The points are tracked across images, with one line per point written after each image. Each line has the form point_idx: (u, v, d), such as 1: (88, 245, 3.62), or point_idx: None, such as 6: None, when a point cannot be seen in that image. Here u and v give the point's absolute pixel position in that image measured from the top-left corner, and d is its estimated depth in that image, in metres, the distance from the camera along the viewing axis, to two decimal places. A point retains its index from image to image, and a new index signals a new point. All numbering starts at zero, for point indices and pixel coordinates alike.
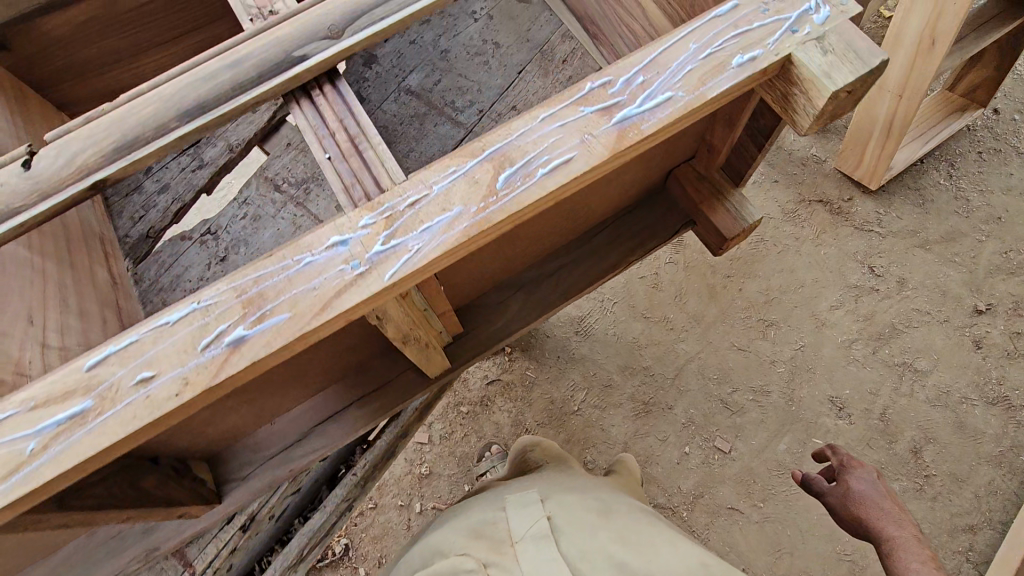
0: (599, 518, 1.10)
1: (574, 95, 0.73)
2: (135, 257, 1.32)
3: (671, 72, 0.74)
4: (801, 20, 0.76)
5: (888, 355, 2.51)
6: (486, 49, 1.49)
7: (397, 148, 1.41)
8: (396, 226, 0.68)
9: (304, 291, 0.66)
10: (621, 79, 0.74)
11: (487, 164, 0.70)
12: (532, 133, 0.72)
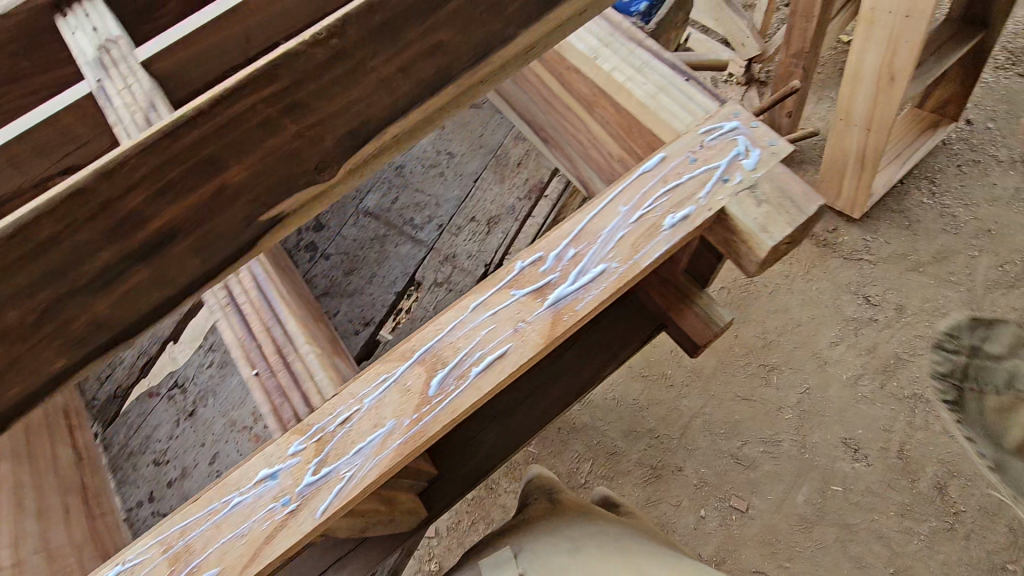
0: (570, 559, 0.94)
1: (506, 276, 0.70)
2: (104, 421, 1.30)
3: (604, 239, 0.70)
4: (731, 168, 0.73)
5: (898, 388, 2.43)
6: (440, 160, 1.49)
7: (359, 274, 1.38)
8: (326, 451, 0.65)
9: (232, 540, 0.63)
10: (553, 253, 0.71)
11: (417, 367, 0.67)
12: (463, 325, 0.68)
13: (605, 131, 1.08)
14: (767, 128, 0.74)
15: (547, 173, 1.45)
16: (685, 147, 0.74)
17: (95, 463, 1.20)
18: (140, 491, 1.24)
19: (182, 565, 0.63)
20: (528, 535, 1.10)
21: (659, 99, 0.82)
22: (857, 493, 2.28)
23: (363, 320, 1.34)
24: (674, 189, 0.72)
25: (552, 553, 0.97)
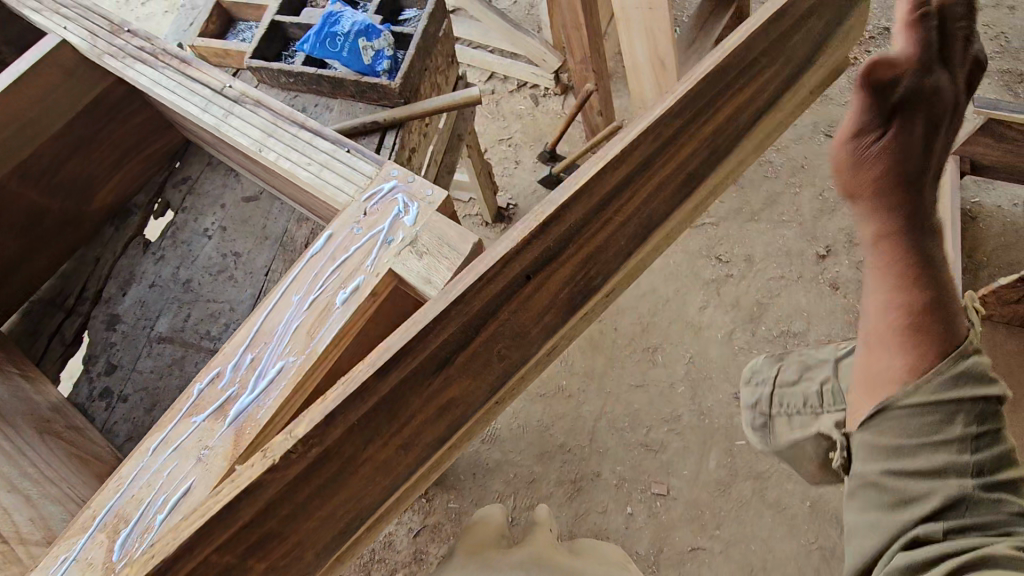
0: None
1: (186, 406, 0.81)
2: None
3: (278, 337, 0.83)
4: (393, 228, 0.87)
5: (767, 331, 2.58)
6: (228, 263, 1.46)
7: (163, 405, 1.31)
8: None
9: None
10: (230, 366, 0.82)
11: (98, 537, 0.74)
12: (140, 475, 0.77)
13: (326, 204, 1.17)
14: (420, 183, 0.90)
15: None
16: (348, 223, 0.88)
17: None
18: None
19: None
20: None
21: (323, 175, 0.92)
22: None
23: None
24: (346, 260, 0.86)
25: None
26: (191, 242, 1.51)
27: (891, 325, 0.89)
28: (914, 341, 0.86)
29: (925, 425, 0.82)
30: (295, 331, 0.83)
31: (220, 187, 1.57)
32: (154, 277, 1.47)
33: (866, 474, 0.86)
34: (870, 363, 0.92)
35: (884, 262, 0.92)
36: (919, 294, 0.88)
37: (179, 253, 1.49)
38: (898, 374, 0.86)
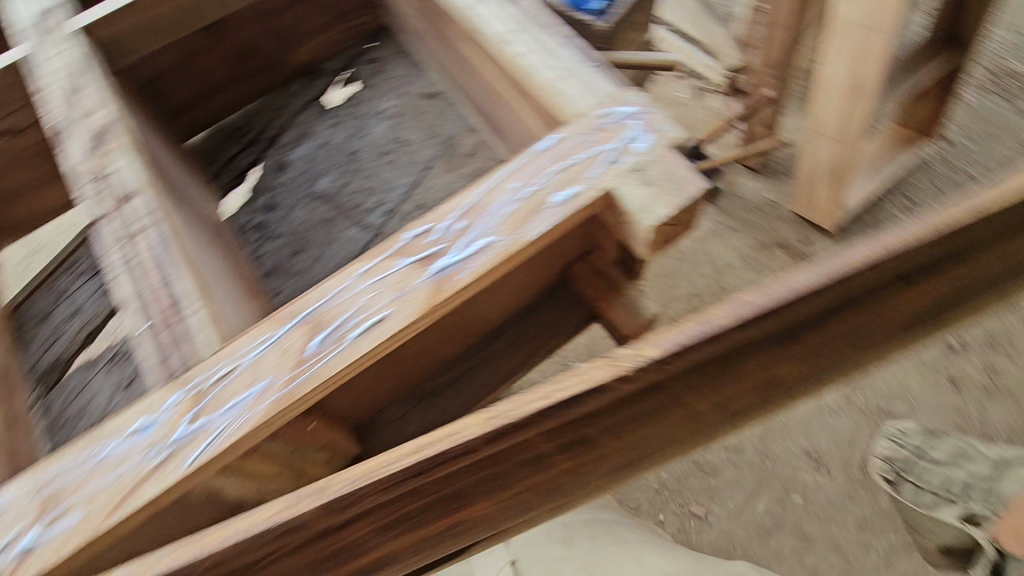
0: None
1: (391, 248, 0.72)
2: (44, 386, 1.31)
3: (490, 215, 0.72)
4: (622, 150, 0.74)
5: (863, 401, 2.41)
6: (393, 148, 1.51)
7: (305, 255, 1.40)
8: (204, 404, 0.66)
9: (101, 486, 0.64)
10: (439, 226, 0.72)
11: (298, 330, 0.69)
12: (345, 292, 0.70)
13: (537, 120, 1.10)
14: (661, 115, 0.76)
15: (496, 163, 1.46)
16: (579, 130, 0.76)
17: (28, 427, 1.23)
18: None
19: (53, 505, 0.63)
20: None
21: (562, 82, 0.83)
22: (816, 504, 2.28)
23: None
24: (567, 164, 0.74)
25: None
26: (365, 118, 1.56)
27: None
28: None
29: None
30: (504, 216, 0.72)
31: (405, 75, 1.60)
32: (326, 139, 1.55)
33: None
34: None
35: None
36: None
37: (353, 125, 1.55)
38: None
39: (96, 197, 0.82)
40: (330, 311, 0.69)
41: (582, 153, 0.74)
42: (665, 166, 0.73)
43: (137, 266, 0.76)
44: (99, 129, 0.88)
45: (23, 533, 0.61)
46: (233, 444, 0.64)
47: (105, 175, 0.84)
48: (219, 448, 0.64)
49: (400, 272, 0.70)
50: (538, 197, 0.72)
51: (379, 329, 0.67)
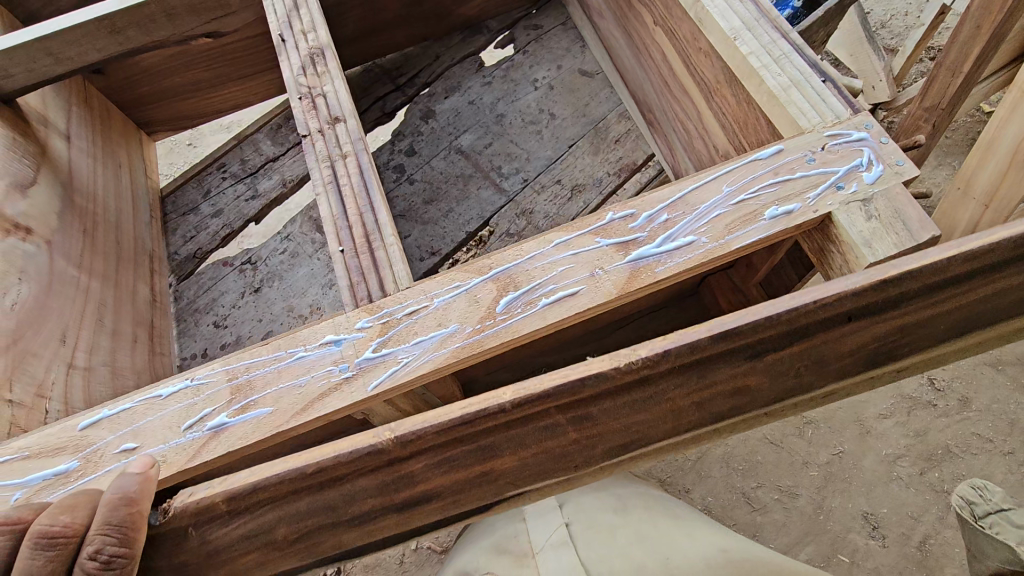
0: (613, 515, 1.22)
1: (594, 224, 0.75)
2: (180, 275, 1.40)
3: (697, 214, 0.75)
4: (849, 176, 0.74)
5: (937, 480, 2.27)
6: (541, 118, 1.50)
7: (438, 206, 1.42)
8: (390, 334, 0.70)
9: (288, 388, 0.71)
10: (644, 214, 0.75)
11: (490, 285, 0.72)
12: (542, 258, 0.73)
13: (718, 121, 1.06)
14: (896, 147, 0.75)
15: (642, 156, 1.44)
16: (803, 146, 0.77)
17: (165, 309, 1.32)
18: (195, 345, 1.32)
19: (242, 396, 0.72)
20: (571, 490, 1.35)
21: (789, 91, 0.81)
22: (863, 571, 2.14)
23: (430, 250, 1.38)
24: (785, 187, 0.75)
25: (603, 522, 1.20)
26: (518, 83, 1.56)
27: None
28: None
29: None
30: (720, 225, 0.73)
31: (564, 49, 1.58)
32: (476, 97, 1.55)
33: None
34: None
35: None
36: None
37: (505, 88, 1.55)
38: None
39: (307, 112, 0.84)
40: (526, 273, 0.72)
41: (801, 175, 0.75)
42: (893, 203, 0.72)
43: (339, 188, 0.79)
44: (315, 49, 0.90)
45: (220, 413, 0.72)
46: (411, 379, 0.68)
47: (319, 94, 0.86)
48: (399, 376, 0.69)
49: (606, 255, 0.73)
50: (752, 213, 0.74)
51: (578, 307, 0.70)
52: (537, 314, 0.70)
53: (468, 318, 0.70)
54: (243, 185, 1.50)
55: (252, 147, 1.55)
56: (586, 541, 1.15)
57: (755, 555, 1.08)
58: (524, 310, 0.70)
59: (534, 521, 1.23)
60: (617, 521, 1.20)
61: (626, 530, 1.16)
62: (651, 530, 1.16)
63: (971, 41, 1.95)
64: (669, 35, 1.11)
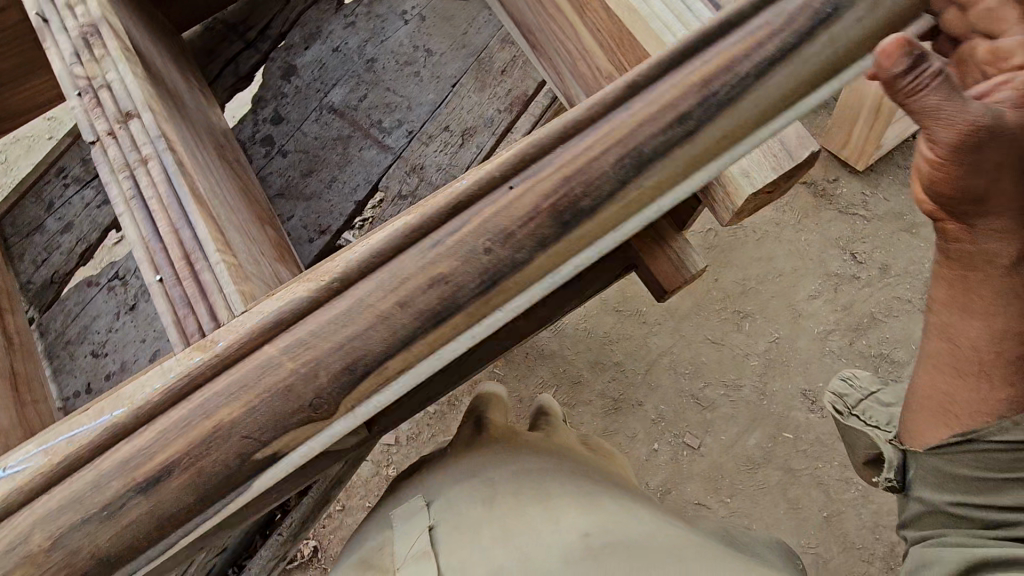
0: (484, 508, 0.86)
1: (480, 175, 0.61)
2: (40, 305, 1.24)
3: (610, 134, 0.61)
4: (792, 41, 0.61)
5: (865, 346, 2.41)
6: (417, 57, 1.34)
7: (319, 176, 1.27)
8: (233, 372, 0.57)
9: (103, 471, 0.56)
10: (543, 147, 0.61)
11: (353, 280, 0.59)
12: (415, 233, 0.60)
13: (596, 39, 0.99)
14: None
15: (533, 84, 1.31)
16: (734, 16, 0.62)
17: (28, 350, 1.16)
18: (78, 381, 1.19)
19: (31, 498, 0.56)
20: (444, 477, 0.98)
21: (650, 5, 0.79)
22: (806, 441, 2.33)
23: (319, 227, 1.24)
24: (666, 96, 0.60)
25: (470, 517, 0.85)
26: (385, 19, 1.37)
27: (1000, 354, 0.90)
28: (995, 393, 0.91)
29: (1004, 462, 0.92)
30: (588, 163, 0.60)
31: None
32: (340, 43, 1.36)
33: (932, 501, 0.99)
34: (956, 358, 0.94)
35: (1009, 296, 0.87)
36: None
37: (371, 27, 1.37)
38: (1003, 404, 0.91)
39: (90, 111, 0.68)
40: (358, 263, 0.59)
41: (686, 80, 0.60)
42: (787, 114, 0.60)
43: (147, 205, 0.64)
44: (88, 26, 0.72)
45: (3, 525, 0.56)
46: (234, 425, 0.56)
47: (101, 85, 0.70)
48: (220, 424, 0.56)
49: (454, 220, 0.60)
50: (627, 140, 0.60)
51: (429, 300, 0.58)
52: (372, 315, 0.58)
53: (295, 333, 0.58)
54: (91, 190, 1.31)
55: (93, 142, 1.34)
56: (453, 544, 0.81)
57: (632, 522, 0.85)
58: (353, 308, 0.58)
59: (395, 533, 0.86)
60: (480, 511, 0.86)
61: (497, 525, 0.83)
62: (525, 520, 0.83)
63: None
64: None
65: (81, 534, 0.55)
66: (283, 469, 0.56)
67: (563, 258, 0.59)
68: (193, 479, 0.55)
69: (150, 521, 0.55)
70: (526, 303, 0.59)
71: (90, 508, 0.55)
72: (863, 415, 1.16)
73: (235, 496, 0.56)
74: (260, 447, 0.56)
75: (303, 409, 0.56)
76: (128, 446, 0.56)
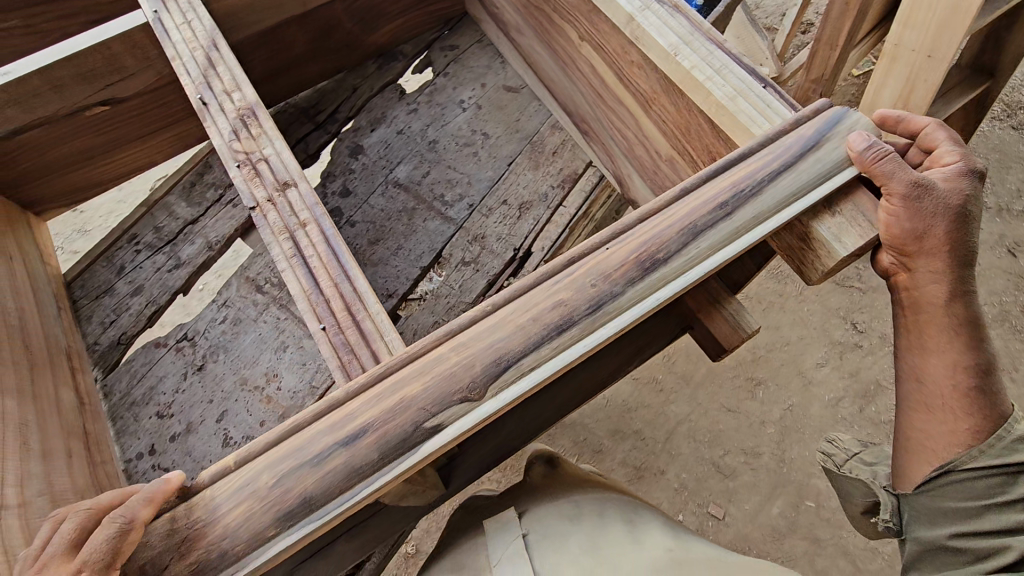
0: (570, 523, 0.98)
1: (601, 242, 0.68)
2: (105, 367, 1.26)
3: (707, 210, 0.68)
4: (837, 136, 0.73)
5: (876, 413, 2.47)
6: (475, 140, 1.48)
7: (384, 245, 1.36)
8: (407, 382, 0.60)
9: (295, 470, 0.57)
10: (648, 224, 0.68)
11: (507, 325, 0.62)
12: (567, 278, 0.65)
13: (659, 129, 1.07)
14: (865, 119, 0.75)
15: (582, 164, 1.43)
16: (786, 126, 0.75)
17: (95, 411, 1.17)
18: (141, 442, 1.19)
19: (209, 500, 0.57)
20: (532, 501, 1.12)
21: (737, 101, 0.81)
22: (828, 510, 2.33)
23: (386, 292, 1.31)
24: (740, 177, 0.70)
25: (561, 530, 0.96)
26: (444, 106, 1.52)
27: (956, 390, 0.78)
28: (951, 428, 0.80)
29: (985, 488, 0.80)
30: (684, 221, 0.68)
31: (485, 66, 1.57)
32: (404, 126, 1.50)
33: (929, 539, 0.83)
34: (916, 393, 0.82)
35: (953, 335, 0.77)
36: (984, 360, 0.78)
37: (432, 113, 1.51)
38: (963, 437, 0.80)
39: (250, 181, 0.77)
40: (511, 287, 0.65)
41: (757, 165, 0.71)
42: (839, 182, 0.71)
43: (307, 262, 0.71)
44: (245, 109, 0.82)
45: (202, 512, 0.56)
46: (410, 399, 0.59)
47: (259, 159, 0.79)
48: (394, 400, 0.59)
49: (576, 265, 0.66)
50: (712, 206, 0.69)
51: (565, 315, 0.63)
52: (521, 324, 0.63)
53: (456, 337, 0.63)
54: (162, 255, 1.36)
55: (166, 211, 1.41)
56: (543, 552, 0.91)
57: (712, 555, 0.94)
58: (504, 318, 0.63)
59: (488, 543, 0.96)
60: (567, 527, 0.97)
61: (583, 538, 0.93)
62: (612, 539, 0.93)
63: (841, 18, 2.15)
64: (597, 49, 1.12)
65: (283, 483, 0.57)
66: (451, 435, 0.58)
67: (660, 287, 0.65)
68: (377, 439, 0.58)
69: (343, 472, 0.57)
70: (641, 316, 0.63)
71: (291, 461, 0.57)
72: (851, 474, 0.95)
73: (408, 458, 0.57)
74: (432, 416, 0.59)
75: (465, 387, 0.59)
76: (320, 413, 0.60)
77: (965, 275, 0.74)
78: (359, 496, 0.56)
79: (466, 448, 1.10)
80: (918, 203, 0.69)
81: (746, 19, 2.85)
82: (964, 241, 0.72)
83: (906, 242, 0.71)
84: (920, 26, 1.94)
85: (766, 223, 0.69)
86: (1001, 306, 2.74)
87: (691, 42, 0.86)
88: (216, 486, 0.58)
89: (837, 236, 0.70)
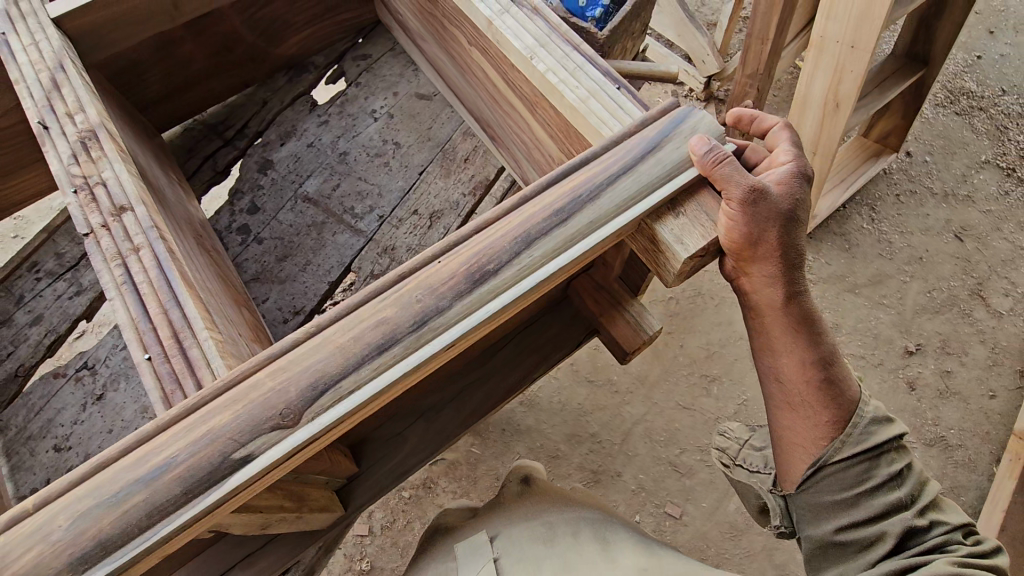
0: (544, 544, 0.96)
1: (434, 256, 0.66)
2: (1, 400, 1.21)
3: (544, 218, 0.67)
4: (678, 134, 0.72)
5: None
6: (386, 149, 1.46)
7: (292, 261, 1.33)
8: (219, 412, 0.58)
9: (92, 510, 0.54)
10: (483, 235, 0.66)
11: (329, 347, 0.60)
12: (395, 294, 0.63)
13: (546, 131, 1.06)
14: (711, 118, 0.74)
15: (494, 171, 1.43)
16: (633, 127, 0.73)
17: None
18: (37, 478, 1.15)
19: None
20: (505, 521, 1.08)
21: (589, 104, 0.79)
22: None
23: (293, 309, 1.29)
24: (579, 182, 0.69)
25: (531, 555, 0.94)
26: (355, 117, 1.50)
27: (808, 384, 0.83)
28: (813, 422, 0.83)
29: (855, 477, 0.82)
30: (519, 229, 0.66)
31: (397, 74, 1.55)
32: (314, 138, 1.47)
33: (818, 537, 0.84)
34: (781, 392, 0.86)
35: (795, 335, 0.82)
36: (826, 353, 0.84)
37: (343, 124, 1.49)
38: (824, 431, 0.83)
39: (84, 206, 0.74)
40: (337, 306, 0.63)
41: (598, 168, 0.70)
42: (679, 185, 0.70)
43: (137, 289, 0.68)
44: (86, 132, 0.79)
45: None
46: (220, 430, 0.57)
47: (96, 182, 0.76)
48: (204, 430, 0.57)
49: (405, 281, 0.64)
50: (549, 212, 0.67)
51: (388, 333, 0.61)
52: (343, 344, 0.61)
53: (276, 361, 0.61)
54: (63, 282, 1.32)
55: (68, 237, 1.37)
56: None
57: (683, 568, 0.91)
58: (326, 339, 0.61)
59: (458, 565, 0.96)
60: (540, 550, 0.95)
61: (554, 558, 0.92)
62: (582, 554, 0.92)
63: (769, 11, 2.16)
64: (484, 53, 1.10)
65: (78, 525, 0.54)
66: (262, 465, 0.56)
67: (488, 299, 0.63)
68: (180, 474, 0.55)
69: (141, 511, 0.54)
70: (466, 331, 0.62)
71: (86, 502, 0.54)
72: (746, 464, 0.97)
73: (214, 492, 0.55)
74: (240, 446, 0.56)
75: (278, 414, 0.57)
76: (126, 449, 0.57)
77: (794, 277, 0.78)
78: (160, 534, 0.54)
79: (369, 467, 1.07)
80: (757, 208, 0.69)
81: (684, 15, 2.82)
82: (793, 246, 0.75)
83: (744, 248, 0.71)
84: (842, 17, 1.95)
85: (603, 228, 0.67)
86: (949, 290, 2.76)
87: (551, 44, 0.84)
88: (9, 533, 0.54)
89: (681, 237, 0.69)
